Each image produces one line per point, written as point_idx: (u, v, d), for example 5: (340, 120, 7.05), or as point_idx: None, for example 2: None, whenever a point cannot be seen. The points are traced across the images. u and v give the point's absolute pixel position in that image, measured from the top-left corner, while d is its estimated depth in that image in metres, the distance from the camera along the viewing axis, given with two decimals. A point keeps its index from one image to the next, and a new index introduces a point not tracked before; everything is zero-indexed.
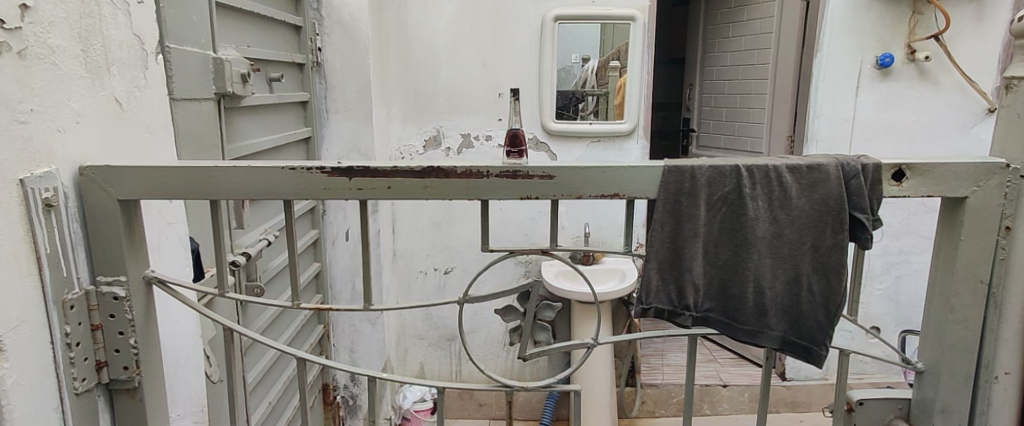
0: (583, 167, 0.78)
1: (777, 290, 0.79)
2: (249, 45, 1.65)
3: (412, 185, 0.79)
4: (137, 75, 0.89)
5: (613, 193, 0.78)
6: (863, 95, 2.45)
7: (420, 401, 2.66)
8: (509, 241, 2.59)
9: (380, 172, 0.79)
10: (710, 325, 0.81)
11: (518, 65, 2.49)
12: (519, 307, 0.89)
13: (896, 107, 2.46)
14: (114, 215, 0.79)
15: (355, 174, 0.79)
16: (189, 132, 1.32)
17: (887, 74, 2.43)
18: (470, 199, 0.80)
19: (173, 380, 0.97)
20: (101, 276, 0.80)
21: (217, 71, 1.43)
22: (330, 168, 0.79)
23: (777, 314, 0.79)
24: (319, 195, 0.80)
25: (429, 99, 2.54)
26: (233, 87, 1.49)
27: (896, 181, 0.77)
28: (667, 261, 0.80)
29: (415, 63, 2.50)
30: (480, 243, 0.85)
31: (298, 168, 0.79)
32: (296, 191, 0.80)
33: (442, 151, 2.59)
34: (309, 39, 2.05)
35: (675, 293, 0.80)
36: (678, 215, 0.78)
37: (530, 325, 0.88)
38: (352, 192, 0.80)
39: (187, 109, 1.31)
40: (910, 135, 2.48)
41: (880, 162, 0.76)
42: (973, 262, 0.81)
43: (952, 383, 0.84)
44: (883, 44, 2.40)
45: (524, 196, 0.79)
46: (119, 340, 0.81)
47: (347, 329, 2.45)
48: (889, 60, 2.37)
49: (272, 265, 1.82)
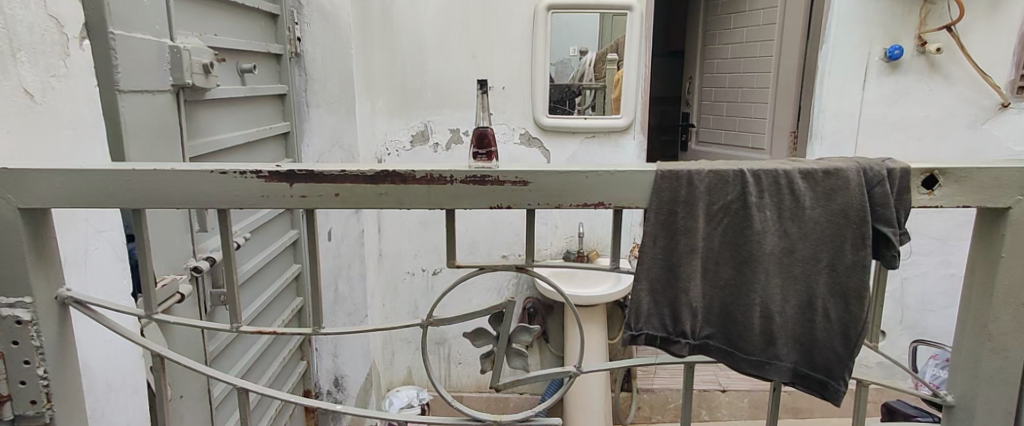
0: (562, 171, 0.67)
1: (787, 315, 0.68)
2: (215, 34, 1.54)
3: (365, 192, 0.68)
4: (54, 63, 0.78)
5: (597, 201, 0.67)
6: (871, 89, 2.33)
7: (407, 407, 2.53)
8: (499, 240, 2.48)
9: (325, 177, 0.67)
10: (709, 354, 0.71)
11: (509, 57, 2.37)
12: (491, 330, 0.78)
13: (904, 102, 2.34)
14: (14, 226, 0.68)
15: (296, 179, 0.67)
16: (141, 128, 1.21)
17: (895, 67, 2.31)
18: (432, 208, 0.68)
19: (108, 409, 0.86)
20: (2, 297, 0.69)
21: (175, 61, 1.32)
22: (267, 172, 0.67)
23: (787, 343, 0.68)
24: (256, 204, 0.68)
25: (416, 93, 2.42)
26: (194, 78, 1.38)
27: (927, 189, 0.66)
28: (661, 281, 0.69)
29: (402, 55, 2.39)
30: (446, 258, 0.73)
31: (231, 173, 0.68)
32: (229, 200, 0.68)
33: (430, 147, 2.47)
34: (287, 28, 1.93)
35: (670, 317, 0.69)
36: (673, 227, 0.67)
37: (504, 351, 0.76)
38: (294, 199, 0.68)
39: (138, 103, 1.20)
40: (919, 132, 2.37)
41: (909, 167, 0.65)
42: (1015, 282, 0.70)
43: (987, 420, 0.74)
44: (892, 36, 2.28)
45: (495, 205, 0.68)
46: (24, 370, 0.71)
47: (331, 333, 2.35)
48: (898, 52, 2.25)
49: (244, 270, 1.70)
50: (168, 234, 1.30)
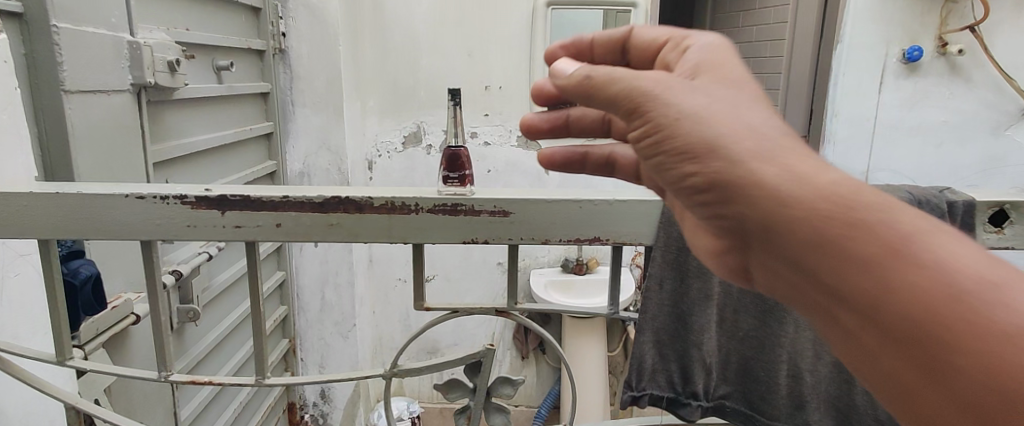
0: (549, 200, 0.55)
1: (821, 374, 0.56)
2: (188, 29, 1.43)
3: (311, 223, 0.56)
4: None
5: (593, 236, 0.56)
6: (887, 91, 2.19)
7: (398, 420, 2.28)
8: (494, 247, 2.35)
9: (264, 204, 0.56)
10: (725, 417, 0.59)
11: (506, 56, 2.23)
12: (468, 381, 0.66)
13: (924, 106, 2.20)
14: None
15: (227, 206, 0.56)
16: (92, 134, 1.09)
17: (914, 69, 2.16)
18: (394, 242, 0.57)
19: None
20: None
21: (134, 57, 1.20)
22: (193, 196, 0.56)
23: (822, 408, 0.56)
24: (181, 236, 0.57)
25: (410, 92, 2.27)
26: (157, 77, 1.26)
27: (996, 227, 0.57)
28: (669, 331, 0.59)
29: (395, 52, 2.23)
30: (414, 300, 0.62)
31: (148, 197, 0.56)
32: (148, 230, 0.57)
33: (424, 149, 2.31)
34: (270, 23, 1.87)
35: (678, 375, 0.59)
36: (683, 269, 0.57)
37: (482, 408, 0.65)
38: (226, 231, 0.57)
39: (91, 104, 1.09)
40: (937, 137, 2.23)
41: (974, 199, 0.56)
42: None
43: None
44: (912, 36, 2.13)
45: (470, 240, 0.56)
46: None
47: (317, 342, 2.28)
48: (918, 53, 2.09)
49: (216, 282, 1.59)
50: (127, 250, 1.18)
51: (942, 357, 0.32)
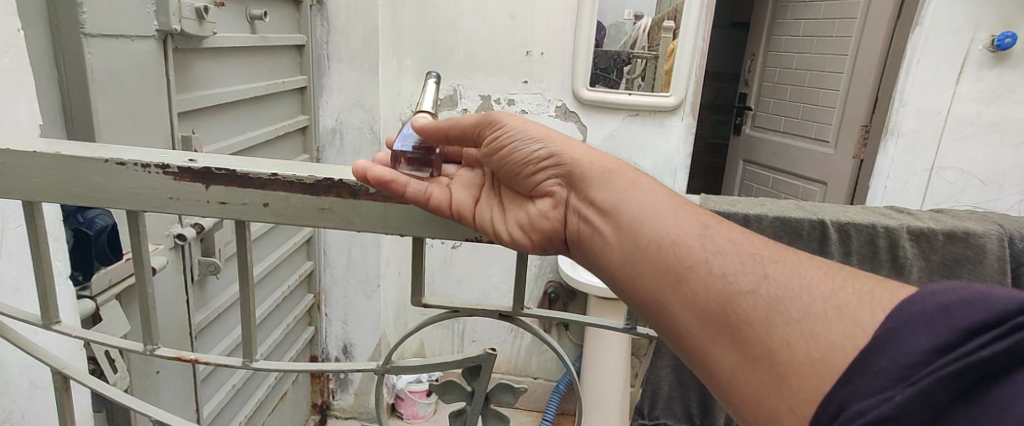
0: None
1: None
2: None
3: (303, 205, 0.54)
4: None
5: None
6: (965, 84, 1.97)
7: (415, 383, 2.21)
8: None
9: (252, 181, 0.54)
10: None
11: (552, 20, 2.12)
12: (465, 383, 0.61)
13: (1006, 100, 1.99)
14: None
15: (212, 181, 0.54)
16: (115, 78, 1.06)
17: (1003, 59, 1.94)
18: (390, 233, 0.56)
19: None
20: None
21: (161, 2, 1.15)
22: (177, 167, 0.54)
23: None
24: (164, 208, 0.55)
25: (448, 53, 2.18)
26: (185, 24, 1.21)
27: None
28: None
29: (435, 9, 2.13)
30: (413, 296, 0.58)
31: (130, 165, 0.54)
32: (129, 199, 0.55)
33: (459, 112, 2.24)
34: None
35: None
36: None
37: (478, 412, 0.60)
38: (212, 206, 0.55)
39: (115, 48, 1.06)
40: (1017, 137, 2.02)
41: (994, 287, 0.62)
42: None
43: None
44: (1006, 21, 1.90)
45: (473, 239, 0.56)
46: None
47: (341, 299, 2.27)
48: (1010, 41, 1.88)
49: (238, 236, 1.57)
50: None
51: (753, 334, 0.44)
